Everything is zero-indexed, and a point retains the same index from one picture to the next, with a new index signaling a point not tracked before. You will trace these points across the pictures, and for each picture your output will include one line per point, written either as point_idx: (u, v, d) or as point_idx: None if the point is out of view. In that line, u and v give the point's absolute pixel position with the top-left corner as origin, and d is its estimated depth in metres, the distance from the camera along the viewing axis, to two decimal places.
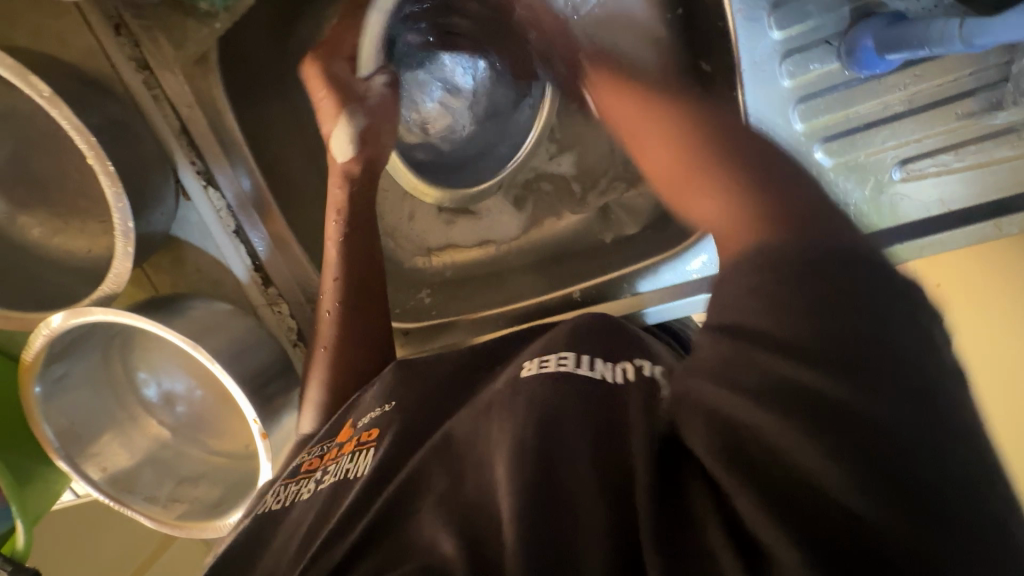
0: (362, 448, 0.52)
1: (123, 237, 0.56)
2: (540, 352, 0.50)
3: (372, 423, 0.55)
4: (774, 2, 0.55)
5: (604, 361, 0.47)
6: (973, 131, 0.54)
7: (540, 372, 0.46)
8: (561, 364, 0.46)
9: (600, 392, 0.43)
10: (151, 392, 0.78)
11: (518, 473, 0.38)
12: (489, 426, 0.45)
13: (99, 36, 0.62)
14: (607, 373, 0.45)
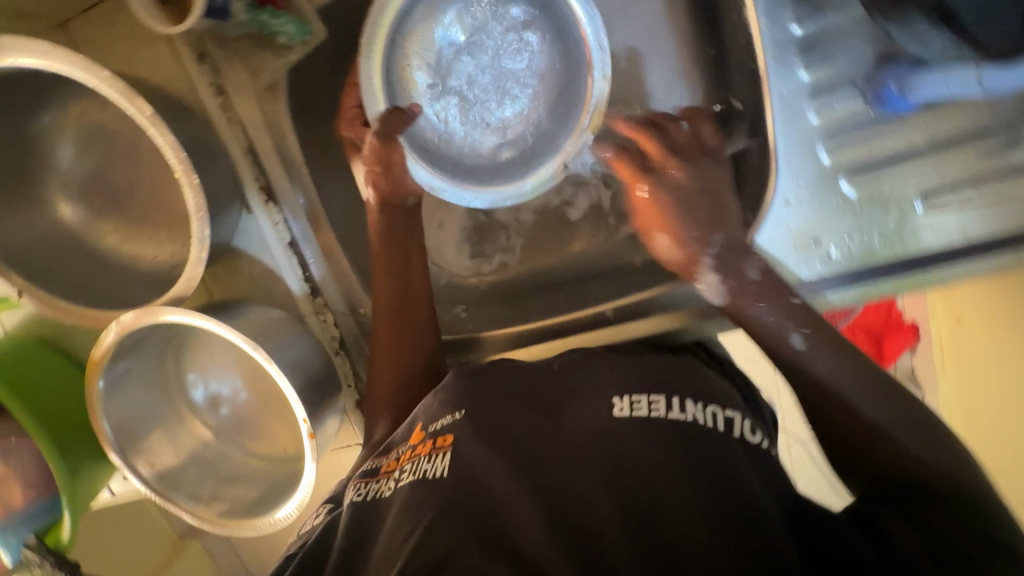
0: (440, 450, 0.52)
1: (199, 243, 0.61)
2: (626, 387, 0.54)
3: (450, 428, 0.53)
4: (802, 45, 0.60)
5: (693, 404, 0.52)
6: (992, 167, 0.58)
7: (630, 413, 0.51)
8: (652, 407, 0.51)
9: (690, 434, 0.49)
10: (197, 393, 0.81)
11: (629, 506, 0.43)
12: (584, 457, 0.48)
13: (185, 62, 0.68)
14: (698, 415, 0.50)
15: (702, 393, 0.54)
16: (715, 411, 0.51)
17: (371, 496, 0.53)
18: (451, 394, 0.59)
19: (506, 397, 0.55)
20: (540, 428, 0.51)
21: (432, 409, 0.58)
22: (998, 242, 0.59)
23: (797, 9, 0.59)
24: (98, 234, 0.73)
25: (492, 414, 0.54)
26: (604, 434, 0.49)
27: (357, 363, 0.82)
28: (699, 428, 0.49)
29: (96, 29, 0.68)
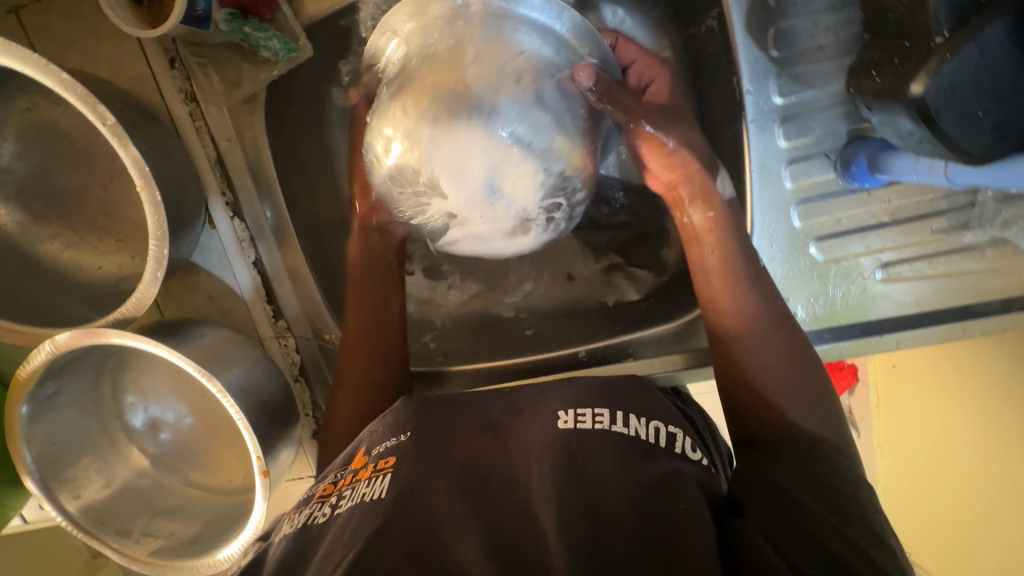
0: (379, 473, 0.49)
1: (155, 263, 0.56)
2: (572, 404, 0.53)
3: (393, 448, 0.51)
4: (784, 115, 0.61)
5: (636, 419, 0.51)
6: (947, 244, 0.63)
7: (575, 426, 0.50)
8: (596, 421, 0.50)
9: (631, 448, 0.48)
10: (136, 418, 0.75)
11: (569, 523, 0.41)
12: (529, 474, 0.47)
13: (153, 66, 0.64)
14: (640, 431, 0.50)
15: (646, 409, 0.53)
16: (659, 424, 0.51)
17: (304, 521, 0.48)
18: (395, 415, 0.56)
19: (458, 421, 0.54)
20: (489, 448, 0.50)
21: (377, 434, 0.55)
22: (944, 313, 0.65)
23: (781, 81, 0.60)
24: (36, 238, 0.66)
25: (439, 435, 0.52)
26: (552, 449, 0.48)
27: (317, 392, 0.78)
28: (639, 442, 0.49)
29: (54, 19, 0.63)
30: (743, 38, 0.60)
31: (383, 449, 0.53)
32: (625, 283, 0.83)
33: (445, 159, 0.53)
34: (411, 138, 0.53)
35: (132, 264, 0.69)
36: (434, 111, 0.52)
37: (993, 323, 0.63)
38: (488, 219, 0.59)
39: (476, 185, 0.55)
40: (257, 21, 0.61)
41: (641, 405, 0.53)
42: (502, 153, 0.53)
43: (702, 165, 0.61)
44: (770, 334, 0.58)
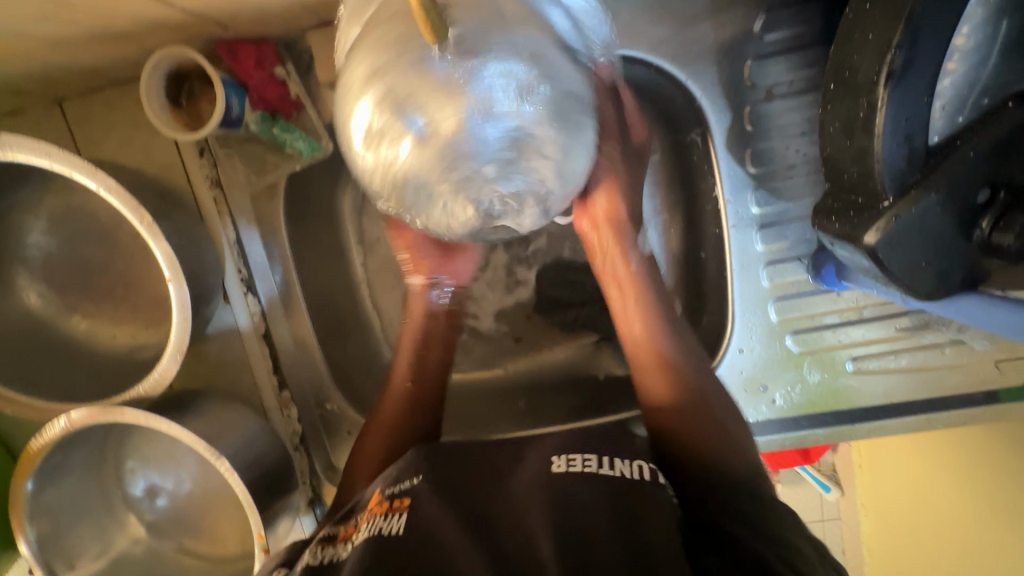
0: (394, 510, 0.52)
1: (175, 347, 0.59)
2: (563, 450, 0.55)
3: (408, 488, 0.54)
4: (761, 222, 0.67)
5: (620, 461, 0.53)
6: (910, 342, 0.69)
7: (567, 468, 0.52)
8: (585, 464, 0.52)
9: (620, 486, 0.49)
10: (134, 483, 0.75)
11: (564, 553, 0.43)
12: (527, 511, 0.49)
13: (184, 156, 0.69)
14: (625, 470, 0.51)
15: (626, 451, 0.55)
16: (641, 462, 0.52)
17: (325, 560, 0.51)
18: (412, 461, 0.59)
19: (474, 469, 0.57)
20: (494, 494, 0.53)
21: (391, 478, 0.59)
22: (911, 405, 0.70)
23: (759, 193, 0.66)
24: (57, 310, 0.70)
25: (454, 487, 0.54)
26: (544, 486, 0.51)
27: (315, 460, 0.79)
28: (626, 481, 0.50)
29: (94, 111, 0.68)
30: (723, 155, 0.66)
31: (398, 490, 0.55)
32: (615, 359, 0.87)
33: (441, 129, 0.47)
34: (400, 129, 0.48)
35: (146, 335, 0.72)
36: (397, 95, 0.46)
37: (956, 415, 0.69)
38: (469, 180, 0.51)
39: (479, 129, 0.48)
40: (285, 123, 0.66)
41: (622, 448, 0.55)
42: (492, 92, 0.47)
43: (624, 233, 0.70)
44: (678, 359, 0.65)
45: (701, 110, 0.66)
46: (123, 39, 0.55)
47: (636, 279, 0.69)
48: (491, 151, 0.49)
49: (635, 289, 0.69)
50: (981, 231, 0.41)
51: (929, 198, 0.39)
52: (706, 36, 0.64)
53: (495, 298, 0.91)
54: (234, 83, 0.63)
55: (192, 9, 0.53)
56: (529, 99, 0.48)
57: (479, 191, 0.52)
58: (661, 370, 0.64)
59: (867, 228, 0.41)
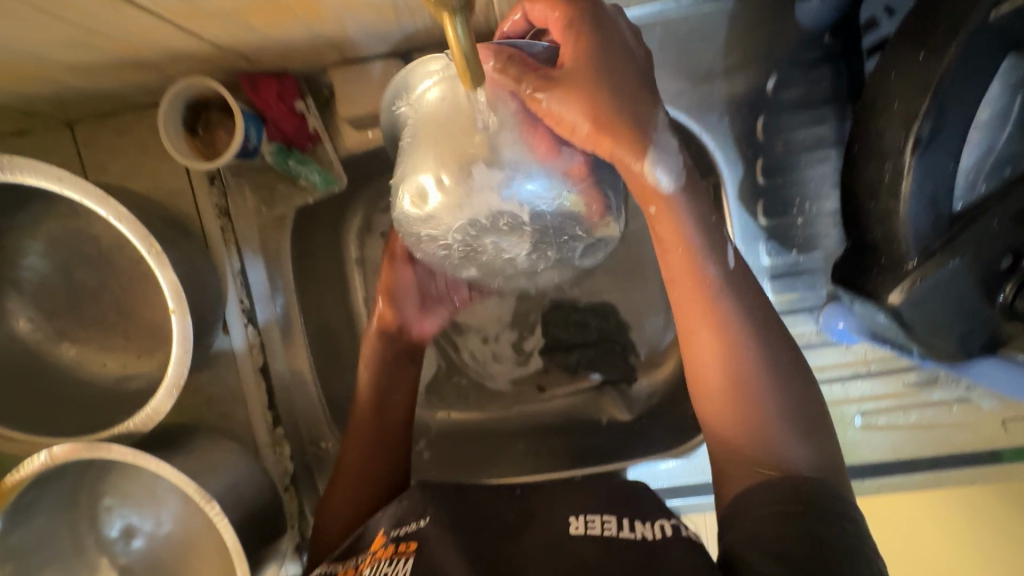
0: (399, 557, 0.50)
1: (170, 381, 0.57)
2: (581, 506, 0.54)
3: (415, 532, 0.53)
4: (772, 273, 0.67)
5: (642, 522, 0.51)
6: (918, 398, 0.69)
7: (586, 530, 0.51)
8: (606, 527, 0.51)
9: (642, 553, 0.48)
10: (109, 521, 0.71)
11: None
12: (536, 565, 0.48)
13: (195, 184, 0.68)
14: (647, 533, 0.50)
15: (648, 511, 0.53)
16: (666, 522, 0.51)
17: None
18: (411, 500, 0.58)
19: (476, 514, 0.56)
20: (502, 543, 0.51)
21: (393, 516, 0.57)
22: (921, 462, 0.69)
23: (770, 244, 0.67)
24: (47, 335, 0.67)
25: (458, 527, 0.53)
26: (561, 548, 0.49)
27: (306, 501, 0.75)
28: (650, 544, 0.48)
29: (104, 135, 0.68)
30: (735, 205, 0.67)
31: (401, 532, 0.54)
32: (619, 402, 0.86)
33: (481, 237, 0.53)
34: (439, 228, 0.52)
35: (137, 365, 0.69)
36: (442, 213, 0.51)
37: (964, 475, 0.68)
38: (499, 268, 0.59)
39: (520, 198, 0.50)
40: (300, 155, 0.66)
41: (645, 508, 0.54)
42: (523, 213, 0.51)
43: (708, 242, 0.54)
44: (769, 386, 0.52)
45: (713, 160, 0.67)
46: (144, 68, 0.55)
47: (720, 299, 0.54)
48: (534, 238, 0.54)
49: (714, 312, 0.54)
50: (1004, 296, 0.41)
51: (955, 262, 0.40)
52: (719, 91, 0.65)
53: (506, 370, 0.90)
54: (253, 114, 0.63)
55: (219, 42, 0.53)
56: (571, 212, 0.52)
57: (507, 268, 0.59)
58: (744, 393, 0.52)
59: (894, 286, 0.42)
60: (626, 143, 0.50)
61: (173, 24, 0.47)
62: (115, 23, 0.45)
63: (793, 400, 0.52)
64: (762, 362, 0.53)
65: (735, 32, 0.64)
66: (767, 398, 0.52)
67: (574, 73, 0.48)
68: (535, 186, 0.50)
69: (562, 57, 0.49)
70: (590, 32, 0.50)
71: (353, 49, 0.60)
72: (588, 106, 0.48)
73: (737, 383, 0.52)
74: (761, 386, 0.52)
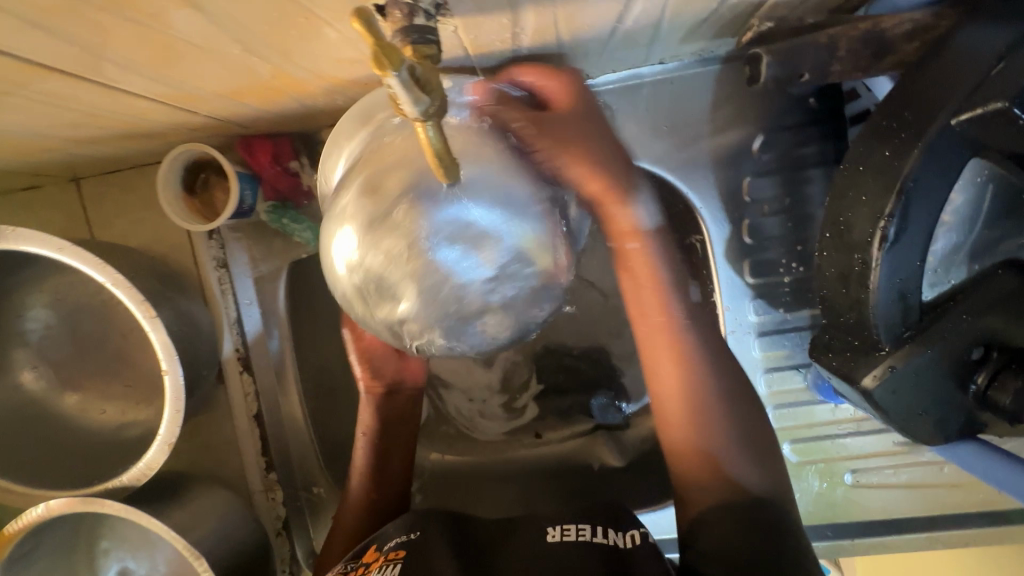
0: (389, 563, 0.52)
1: (163, 438, 0.58)
2: (560, 518, 0.56)
3: (405, 542, 0.55)
4: (759, 330, 0.68)
5: (614, 531, 0.54)
6: (909, 457, 0.68)
7: (562, 537, 0.53)
8: (580, 533, 0.53)
9: (611, 556, 0.50)
10: (105, 564, 0.72)
11: None
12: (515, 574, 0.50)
13: (194, 239, 0.71)
14: (619, 540, 0.52)
15: (620, 520, 0.55)
16: (636, 532, 0.53)
17: None
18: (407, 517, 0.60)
19: (464, 534, 0.57)
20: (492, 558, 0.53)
21: (388, 531, 0.59)
22: (914, 522, 0.68)
23: (757, 302, 0.67)
24: (49, 384, 0.69)
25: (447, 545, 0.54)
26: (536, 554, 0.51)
27: (298, 545, 0.76)
28: (620, 551, 0.51)
29: (109, 191, 0.70)
30: (722, 262, 0.67)
31: (393, 544, 0.56)
32: (611, 448, 0.86)
33: (429, 253, 0.42)
34: (368, 279, 0.43)
35: (134, 413, 0.70)
36: (383, 226, 0.42)
37: (960, 537, 0.67)
38: (451, 304, 0.44)
39: (466, 216, 0.42)
40: (294, 213, 0.68)
41: (616, 517, 0.56)
42: (481, 243, 0.43)
43: (672, 276, 0.59)
44: (724, 412, 0.56)
45: (700, 218, 0.67)
46: (143, 137, 0.57)
47: (684, 335, 0.58)
48: (485, 256, 0.43)
49: (678, 348, 0.58)
50: (976, 385, 0.41)
51: (927, 354, 0.40)
52: (706, 150, 0.66)
53: (496, 427, 0.90)
54: (249, 175, 0.65)
55: (214, 116, 0.55)
56: (530, 252, 0.45)
57: (455, 314, 0.44)
58: (697, 421, 0.56)
59: (868, 371, 0.42)
60: (626, 199, 0.57)
61: (168, 105, 0.49)
62: (112, 108, 0.47)
63: (749, 439, 0.55)
64: (719, 396, 0.56)
65: (721, 93, 0.65)
66: (717, 429, 0.55)
67: (571, 116, 0.55)
68: (499, 219, 0.43)
69: (553, 108, 0.54)
70: (578, 85, 0.56)
71: (345, 114, 0.62)
72: (585, 161, 0.54)
73: (697, 414, 0.56)
74: (715, 419, 0.55)
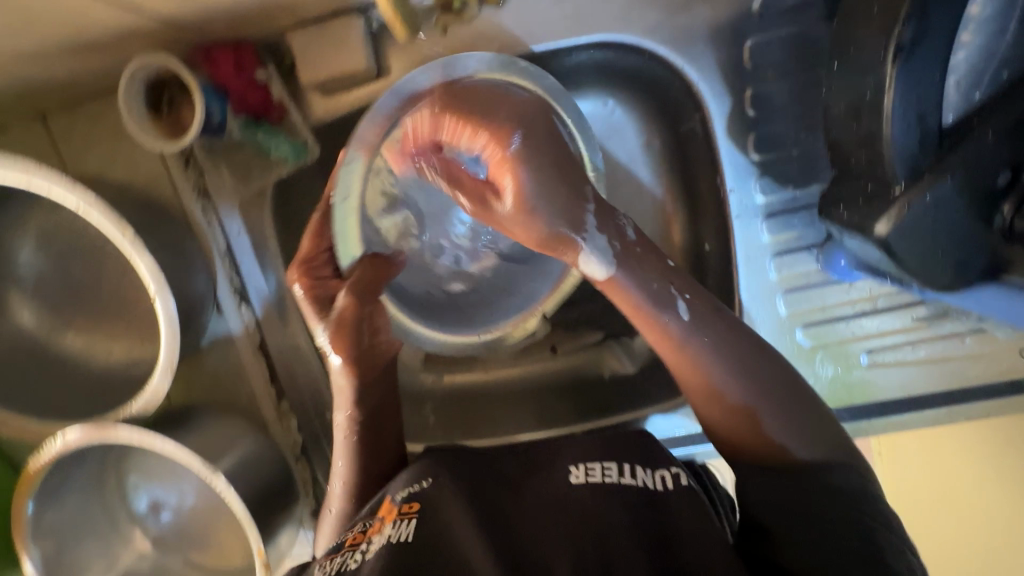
0: (404, 517, 0.53)
1: (164, 364, 0.58)
2: (583, 456, 0.55)
3: (418, 493, 0.55)
4: (767, 212, 0.64)
5: (644, 468, 0.52)
6: (928, 332, 0.65)
7: (586, 478, 0.52)
8: (606, 473, 0.52)
9: (642, 499, 0.49)
10: (139, 498, 0.75)
11: None
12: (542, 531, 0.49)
13: (170, 167, 0.68)
14: (646, 480, 0.51)
15: (653, 456, 0.54)
16: (668, 471, 0.52)
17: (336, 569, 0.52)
18: (420, 464, 0.60)
19: (483, 470, 0.58)
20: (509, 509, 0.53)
21: (400, 481, 0.59)
22: (932, 396, 0.66)
23: (763, 180, 0.63)
24: (53, 330, 0.69)
25: (460, 491, 0.54)
26: (562, 502, 0.51)
27: (318, 469, 0.78)
28: (648, 494, 0.50)
29: (77, 125, 0.68)
30: (724, 143, 0.63)
31: (407, 494, 0.56)
32: (622, 355, 0.85)
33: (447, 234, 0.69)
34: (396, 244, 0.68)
35: (140, 351, 0.70)
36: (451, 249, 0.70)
37: (979, 406, 0.65)
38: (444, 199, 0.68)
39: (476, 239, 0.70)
40: (269, 127, 0.65)
41: (644, 452, 0.55)
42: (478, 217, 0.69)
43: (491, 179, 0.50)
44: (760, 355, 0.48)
45: (697, 93, 0.63)
46: (95, 47, 0.54)
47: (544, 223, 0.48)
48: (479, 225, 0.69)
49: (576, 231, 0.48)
50: (1002, 217, 0.38)
51: (948, 183, 0.37)
52: (698, 15, 0.60)
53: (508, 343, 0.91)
54: (214, 89, 0.61)
55: (161, 14, 0.51)
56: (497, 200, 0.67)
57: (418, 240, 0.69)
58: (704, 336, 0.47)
59: (880, 217, 0.38)
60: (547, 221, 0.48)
61: None
62: None
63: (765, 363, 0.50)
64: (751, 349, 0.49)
65: None
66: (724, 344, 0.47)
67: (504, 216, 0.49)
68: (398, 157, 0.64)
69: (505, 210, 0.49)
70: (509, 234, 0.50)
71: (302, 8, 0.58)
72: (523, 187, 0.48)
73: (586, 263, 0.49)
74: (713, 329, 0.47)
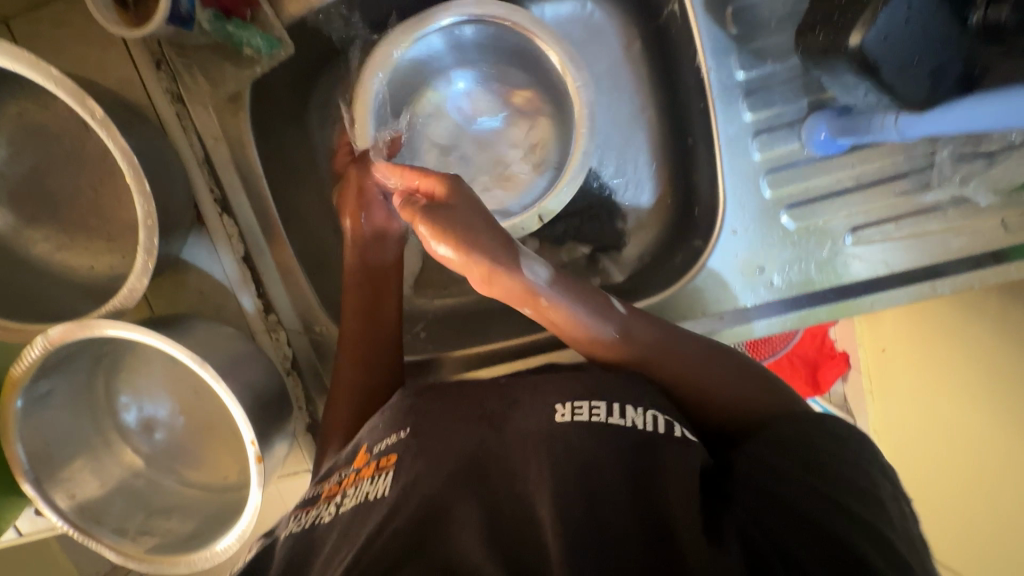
0: (381, 472, 0.50)
1: (144, 253, 0.57)
2: (567, 393, 0.51)
3: (394, 446, 0.52)
4: (746, 89, 0.66)
5: (633, 408, 0.49)
6: (909, 206, 0.65)
7: (572, 417, 0.48)
8: (594, 412, 0.48)
9: (633, 439, 0.46)
10: (129, 417, 0.74)
11: (564, 519, 0.40)
12: (524, 461, 0.46)
13: (139, 66, 0.66)
14: (636, 420, 0.48)
15: (642, 396, 0.52)
16: (655, 413, 0.49)
17: (311, 522, 0.49)
18: (396, 411, 0.57)
19: (454, 412, 0.53)
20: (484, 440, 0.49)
21: (377, 431, 0.56)
22: (913, 271, 0.67)
23: (742, 56, 0.66)
24: (32, 243, 0.68)
25: (434, 428, 0.52)
26: (547, 438, 0.47)
27: (310, 384, 0.78)
28: (641, 433, 0.47)
29: (44, 30, 0.66)
30: (703, 20, 0.66)
31: (384, 446, 0.53)
32: None
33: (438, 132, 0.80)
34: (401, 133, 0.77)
35: (122, 262, 0.70)
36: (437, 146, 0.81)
37: (958, 280, 0.66)
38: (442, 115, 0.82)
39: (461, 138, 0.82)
40: (238, 21, 0.66)
41: (631, 392, 0.51)
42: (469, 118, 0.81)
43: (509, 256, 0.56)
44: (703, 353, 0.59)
45: None
46: None
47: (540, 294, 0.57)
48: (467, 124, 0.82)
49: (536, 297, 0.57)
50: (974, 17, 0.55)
51: None
52: None
53: None
54: None
55: None
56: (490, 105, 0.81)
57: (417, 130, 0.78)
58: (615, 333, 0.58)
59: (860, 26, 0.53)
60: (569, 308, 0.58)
61: None
62: None
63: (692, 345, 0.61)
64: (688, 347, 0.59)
65: None
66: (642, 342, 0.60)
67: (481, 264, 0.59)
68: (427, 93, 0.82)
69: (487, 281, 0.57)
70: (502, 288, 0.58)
71: None
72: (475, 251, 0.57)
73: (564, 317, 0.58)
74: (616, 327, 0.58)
